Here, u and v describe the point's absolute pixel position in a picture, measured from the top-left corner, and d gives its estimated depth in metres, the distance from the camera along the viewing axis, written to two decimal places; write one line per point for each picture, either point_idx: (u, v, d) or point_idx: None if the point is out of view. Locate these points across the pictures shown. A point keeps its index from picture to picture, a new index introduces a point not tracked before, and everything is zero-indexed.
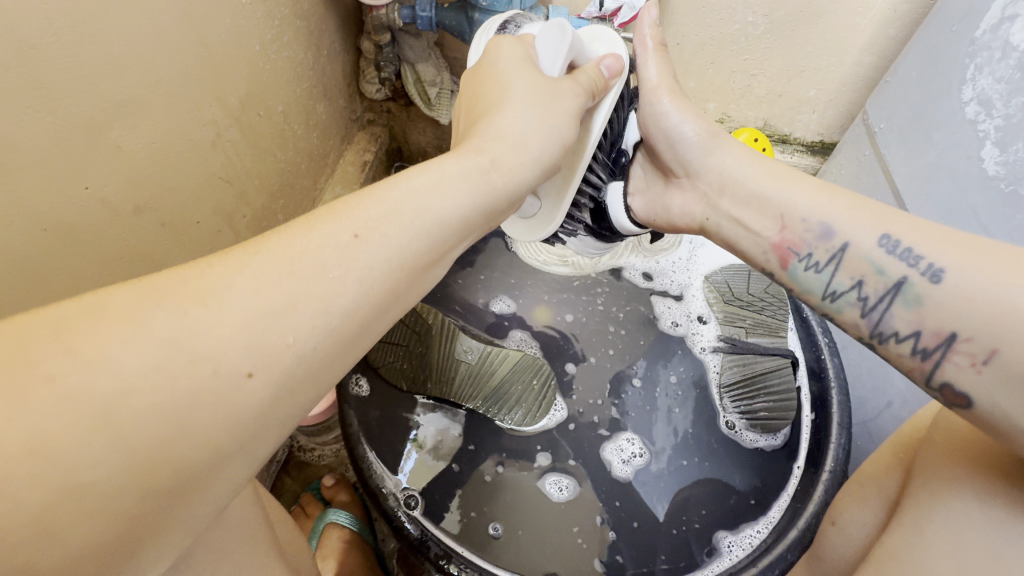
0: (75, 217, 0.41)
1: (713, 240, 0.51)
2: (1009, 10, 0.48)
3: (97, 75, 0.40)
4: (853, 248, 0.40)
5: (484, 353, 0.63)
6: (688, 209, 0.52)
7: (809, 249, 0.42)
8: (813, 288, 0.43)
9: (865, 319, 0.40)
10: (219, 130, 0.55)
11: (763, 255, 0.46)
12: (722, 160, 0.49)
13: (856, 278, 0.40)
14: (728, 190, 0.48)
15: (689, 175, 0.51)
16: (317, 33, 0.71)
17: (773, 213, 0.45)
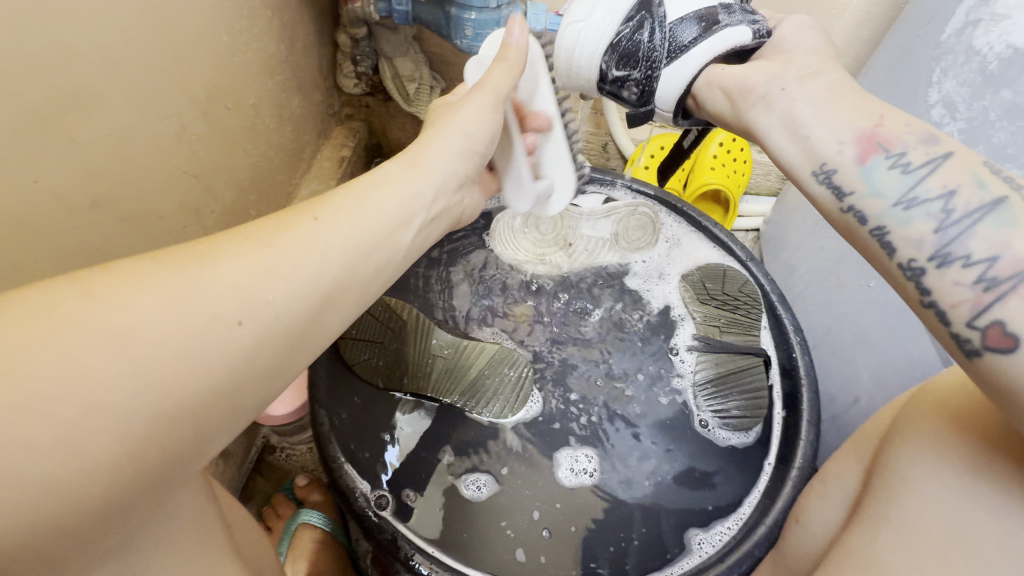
0: (24, 212, 0.39)
1: (766, 124, 0.40)
2: (974, 14, 0.49)
3: (49, 63, 0.38)
4: (955, 160, 0.33)
5: (460, 347, 0.63)
6: (762, 79, 0.41)
7: (902, 146, 0.34)
8: (883, 192, 0.34)
9: (937, 234, 0.32)
10: (184, 123, 0.53)
11: (836, 143, 0.36)
12: (823, 57, 0.41)
13: (949, 186, 0.32)
14: (841, 79, 0.39)
15: (783, 57, 0.42)
16: (290, 25, 0.69)
17: (875, 106, 0.36)
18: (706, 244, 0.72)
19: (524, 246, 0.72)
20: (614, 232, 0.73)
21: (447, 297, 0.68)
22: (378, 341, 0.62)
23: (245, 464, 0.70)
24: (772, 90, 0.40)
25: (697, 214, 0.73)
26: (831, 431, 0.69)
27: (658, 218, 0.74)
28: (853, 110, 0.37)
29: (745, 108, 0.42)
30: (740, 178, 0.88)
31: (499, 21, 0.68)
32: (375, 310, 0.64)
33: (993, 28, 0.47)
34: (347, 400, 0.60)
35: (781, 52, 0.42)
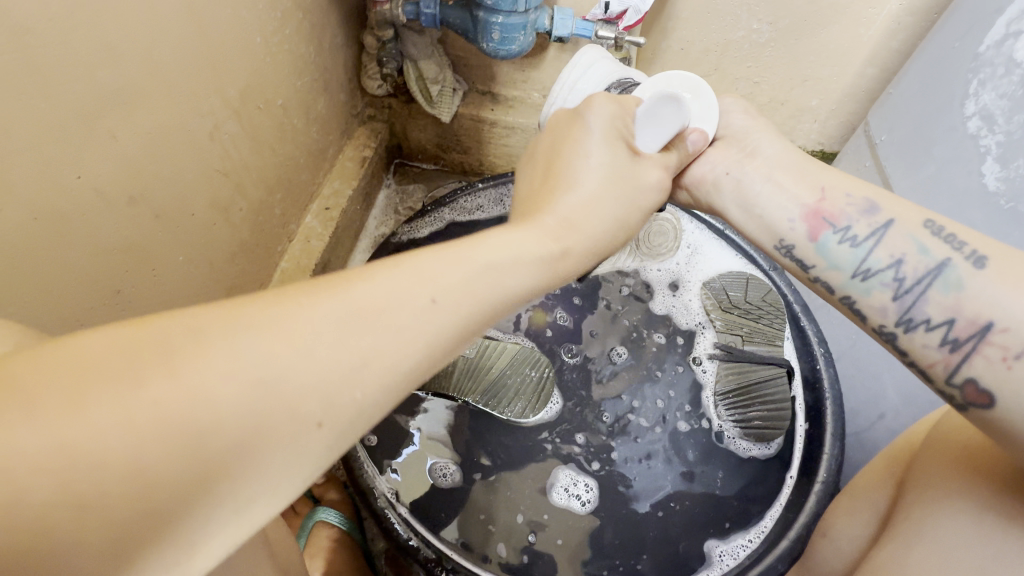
0: (65, 207, 0.40)
1: (723, 205, 0.47)
2: (1016, 25, 0.48)
3: (92, 62, 0.39)
4: (897, 226, 0.39)
5: (483, 347, 0.63)
6: (709, 166, 0.48)
7: (846, 220, 0.40)
8: (839, 264, 0.40)
9: (896, 301, 0.37)
10: (217, 122, 0.54)
11: (787, 223, 0.43)
12: (764, 131, 0.46)
13: (895, 255, 0.38)
14: (776, 156, 0.45)
15: (722, 142, 0.48)
16: (318, 27, 0.70)
17: (815, 183, 0.43)
18: (729, 252, 0.71)
19: None
20: (636, 238, 0.73)
21: None
22: None
23: None
24: (719, 174, 0.47)
25: (719, 222, 0.72)
26: (854, 445, 0.68)
27: (680, 224, 0.73)
28: (789, 190, 0.44)
29: (703, 195, 0.49)
30: None
31: (526, 25, 0.68)
32: None
33: None
34: None
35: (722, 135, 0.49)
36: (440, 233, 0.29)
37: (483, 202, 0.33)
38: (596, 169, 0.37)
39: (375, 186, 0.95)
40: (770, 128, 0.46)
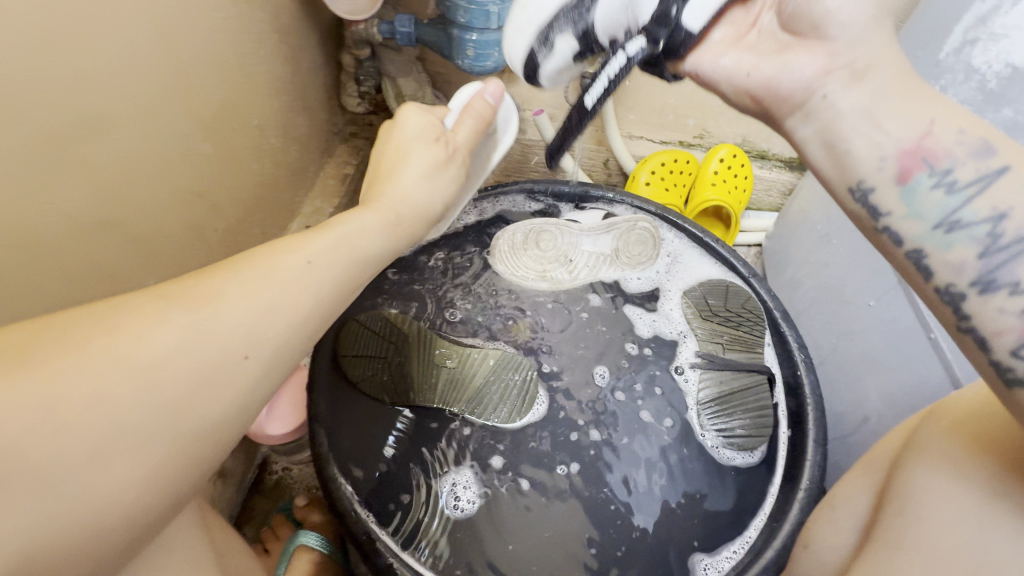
0: (32, 234, 0.39)
1: (802, 135, 0.34)
2: (972, 32, 0.49)
3: (61, 87, 0.39)
4: (1014, 174, 0.29)
5: (464, 357, 0.63)
6: (782, 84, 0.34)
7: (950, 161, 0.30)
8: (923, 214, 0.31)
9: (981, 261, 0.29)
10: (192, 144, 0.54)
11: (876, 160, 0.31)
12: (880, 17, 0.31)
13: (1000, 208, 0.29)
14: (874, 67, 0.31)
15: (810, 34, 0.33)
16: (295, 47, 0.71)
17: (928, 105, 0.31)
18: (708, 260, 0.72)
19: (525, 264, 0.72)
20: (615, 248, 0.73)
21: (447, 307, 0.68)
22: (381, 356, 0.62)
23: (243, 483, 0.70)
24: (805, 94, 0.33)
25: (697, 229, 0.73)
26: (839, 451, 0.67)
27: (658, 233, 0.74)
28: (893, 126, 0.31)
29: (777, 113, 0.36)
30: (738, 195, 0.90)
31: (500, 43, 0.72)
32: (374, 325, 0.64)
33: None
34: (349, 415, 0.59)
35: (821, 23, 0.32)
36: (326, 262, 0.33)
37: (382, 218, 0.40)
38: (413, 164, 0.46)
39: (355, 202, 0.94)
40: (876, 22, 0.31)
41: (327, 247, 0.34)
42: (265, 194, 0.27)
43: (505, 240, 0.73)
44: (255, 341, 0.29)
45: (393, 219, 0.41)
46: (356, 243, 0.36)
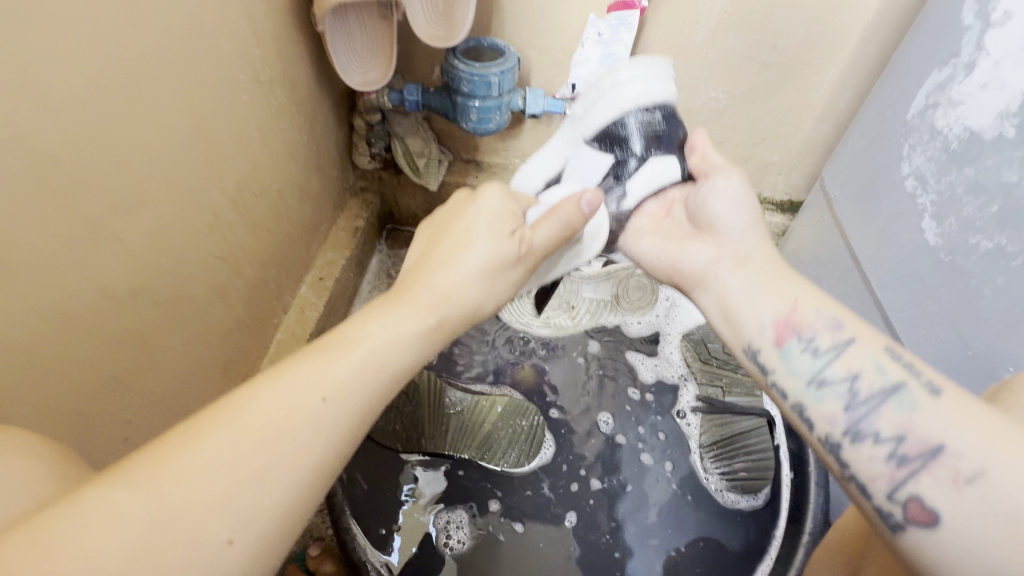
0: (76, 308, 0.42)
1: (704, 303, 0.47)
2: (933, 97, 0.53)
3: (102, 174, 0.43)
4: (858, 345, 0.38)
5: (474, 404, 0.65)
6: (698, 262, 0.48)
7: (812, 331, 0.40)
8: (798, 371, 0.40)
9: (846, 413, 0.37)
10: (217, 213, 0.59)
11: (758, 327, 0.42)
12: (749, 235, 0.46)
13: (853, 370, 0.37)
14: (761, 284, 0.43)
15: (712, 234, 0.48)
16: (311, 116, 0.77)
17: (789, 291, 0.42)
18: None
19: (528, 310, 0.75)
20: (615, 294, 0.77)
21: (459, 352, 0.72)
22: (392, 405, 0.64)
23: None
24: (707, 273, 0.47)
25: None
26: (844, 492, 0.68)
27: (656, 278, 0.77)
28: (766, 304, 0.42)
29: (687, 286, 0.49)
30: None
31: (500, 107, 0.78)
32: None
33: (949, 112, 0.50)
34: (363, 462, 0.61)
35: (716, 227, 0.47)
36: (341, 371, 0.34)
37: (422, 320, 0.40)
38: (466, 269, 0.43)
39: (366, 252, 0.98)
40: (749, 238, 0.46)
41: (341, 379, 0.34)
42: (313, 386, 0.33)
43: None
44: (333, 390, 0.33)
45: (428, 318, 0.40)
46: (380, 356, 0.36)
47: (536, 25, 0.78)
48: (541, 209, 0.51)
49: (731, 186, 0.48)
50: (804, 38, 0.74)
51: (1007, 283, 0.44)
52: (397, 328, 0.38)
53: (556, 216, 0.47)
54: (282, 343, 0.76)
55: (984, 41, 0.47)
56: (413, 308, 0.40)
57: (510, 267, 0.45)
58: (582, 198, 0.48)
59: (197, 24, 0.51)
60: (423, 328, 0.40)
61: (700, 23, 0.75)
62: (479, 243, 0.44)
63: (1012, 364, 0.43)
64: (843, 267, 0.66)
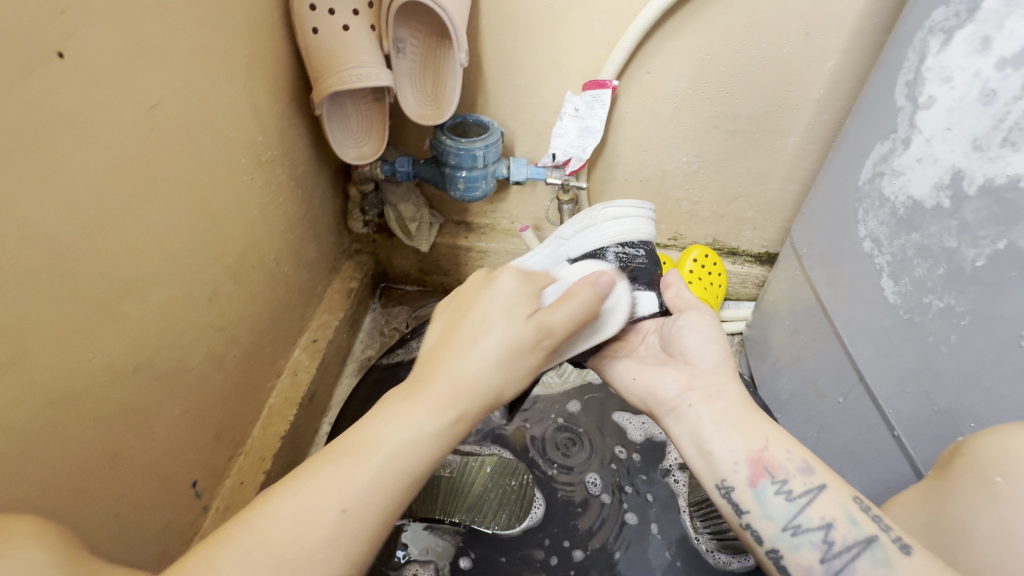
0: (79, 387, 0.45)
1: (676, 431, 0.45)
2: (878, 167, 0.57)
3: (114, 261, 0.46)
4: (829, 493, 0.39)
5: (464, 466, 0.66)
6: (672, 391, 0.47)
7: (784, 473, 0.40)
8: (773, 514, 0.39)
9: (823, 564, 0.37)
10: (217, 286, 0.61)
11: (732, 463, 0.41)
12: (722, 375, 0.46)
13: (826, 518, 0.38)
14: (739, 407, 0.44)
15: (688, 367, 0.48)
16: (308, 189, 0.81)
17: (760, 429, 0.42)
18: None
19: None
20: None
21: None
22: None
23: None
24: (680, 402, 0.46)
25: None
26: None
27: None
28: (738, 422, 0.43)
29: (659, 412, 0.47)
30: (715, 288, 0.97)
31: (486, 176, 0.83)
32: None
33: (894, 180, 0.55)
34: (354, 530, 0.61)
35: (693, 362, 0.48)
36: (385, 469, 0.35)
37: (440, 416, 0.38)
38: (490, 348, 0.42)
39: (360, 311, 1.01)
40: (713, 342, 0.49)
41: (360, 490, 0.34)
42: (342, 493, 0.34)
43: None
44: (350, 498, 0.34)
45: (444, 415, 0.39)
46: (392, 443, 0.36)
47: (517, 102, 0.85)
48: (558, 285, 0.50)
49: (706, 329, 0.50)
50: (764, 109, 0.81)
51: (961, 341, 0.49)
52: (417, 427, 0.37)
53: (573, 299, 0.45)
54: (275, 408, 0.77)
55: (915, 120, 0.51)
56: (432, 399, 0.39)
57: (528, 353, 0.43)
58: (601, 278, 0.46)
59: (206, 117, 0.56)
60: (441, 424, 0.38)
61: (668, 97, 0.82)
62: (499, 329, 0.43)
63: (973, 421, 0.49)
64: (816, 320, 0.69)
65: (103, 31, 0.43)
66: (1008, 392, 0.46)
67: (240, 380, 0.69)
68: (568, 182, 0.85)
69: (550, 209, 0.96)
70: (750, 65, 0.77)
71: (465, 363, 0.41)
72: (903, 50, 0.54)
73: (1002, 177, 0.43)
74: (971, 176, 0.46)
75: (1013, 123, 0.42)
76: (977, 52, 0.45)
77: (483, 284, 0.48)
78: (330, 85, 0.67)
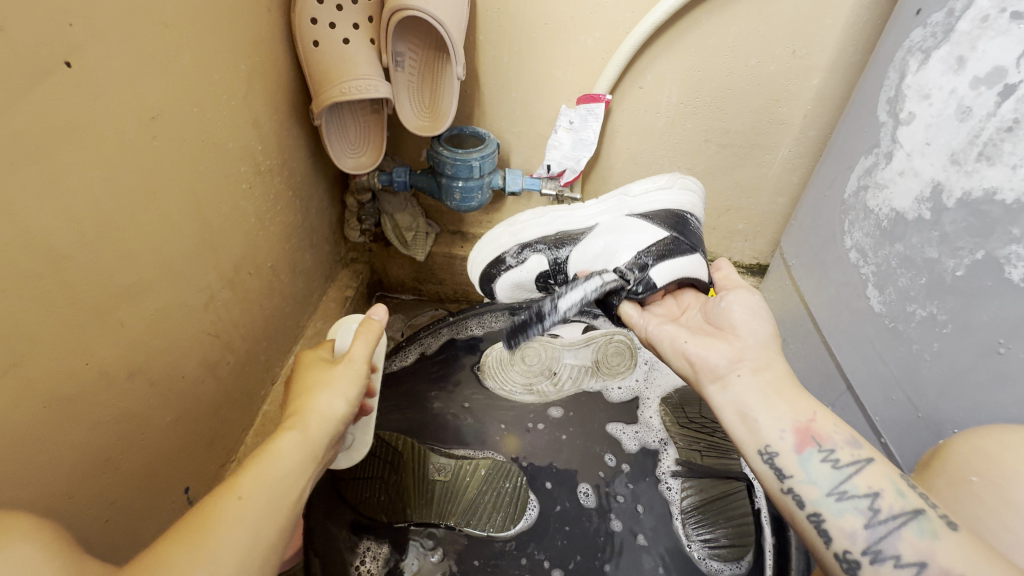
0: (73, 391, 0.45)
1: (720, 400, 0.46)
2: (863, 180, 0.59)
3: (110, 267, 0.47)
4: (876, 466, 0.39)
5: (457, 469, 0.68)
6: (721, 359, 0.47)
7: (832, 444, 0.40)
8: (817, 481, 0.40)
9: (867, 530, 0.37)
10: (212, 293, 0.62)
11: (778, 430, 0.42)
12: (769, 350, 0.47)
13: (874, 488, 0.38)
14: (788, 376, 0.45)
15: (735, 338, 0.49)
16: (306, 197, 0.82)
17: (806, 402, 0.43)
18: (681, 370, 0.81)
19: (513, 377, 0.80)
20: (596, 359, 0.82)
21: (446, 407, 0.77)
22: (378, 476, 0.66)
23: None
24: (727, 371, 0.46)
25: None
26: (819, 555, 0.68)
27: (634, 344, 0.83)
28: (785, 390, 0.44)
29: (704, 378, 0.48)
30: None
31: (482, 186, 0.84)
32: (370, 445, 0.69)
33: (878, 193, 0.56)
34: (351, 533, 0.63)
35: (739, 335, 0.49)
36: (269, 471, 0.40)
37: (301, 433, 0.43)
38: (330, 385, 0.47)
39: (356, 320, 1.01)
40: (759, 315, 0.51)
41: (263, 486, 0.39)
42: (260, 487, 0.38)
43: (495, 358, 0.83)
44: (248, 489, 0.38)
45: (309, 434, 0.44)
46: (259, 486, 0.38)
47: (512, 115, 0.86)
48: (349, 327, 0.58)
49: (753, 306, 0.52)
50: (753, 124, 0.83)
51: (942, 349, 0.50)
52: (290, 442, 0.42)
53: (362, 337, 0.51)
54: (268, 415, 0.77)
55: (897, 135, 0.53)
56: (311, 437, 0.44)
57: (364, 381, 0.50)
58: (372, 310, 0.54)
59: (208, 126, 0.57)
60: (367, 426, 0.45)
61: (660, 112, 0.84)
62: (346, 384, 0.48)
63: (955, 427, 0.49)
64: (804, 329, 0.70)
65: (106, 42, 0.44)
66: (982, 399, 0.47)
67: (234, 387, 0.69)
68: (562, 192, 0.87)
69: None
70: (739, 82, 0.79)
71: (324, 398, 0.46)
72: (885, 68, 0.56)
73: (978, 190, 0.45)
74: (950, 189, 0.47)
75: (987, 139, 0.44)
76: (953, 71, 0.47)
77: (314, 360, 0.52)
78: (329, 96, 0.69)
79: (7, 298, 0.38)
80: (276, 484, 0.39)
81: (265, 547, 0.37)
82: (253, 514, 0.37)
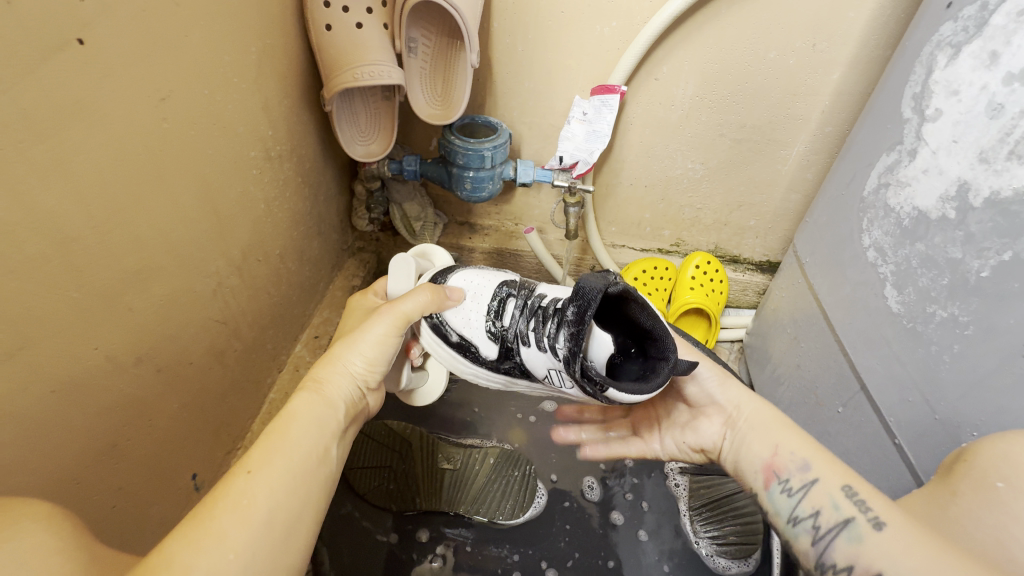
0: (81, 375, 0.44)
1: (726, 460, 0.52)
2: (883, 178, 0.58)
3: (119, 250, 0.46)
4: (820, 485, 0.43)
5: (468, 456, 0.68)
6: (711, 431, 0.53)
7: (787, 474, 0.45)
8: (780, 510, 0.45)
9: (814, 547, 0.42)
10: (221, 279, 0.61)
11: (752, 472, 0.48)
12: (732, 402, 0.52)
13: (815, 507, 0.43)
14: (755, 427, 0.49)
15: (711, 406, 0.54)
16: (315, 184, 0.81)
17: (767, 440, 0.48)
18: None
19: None
20: None
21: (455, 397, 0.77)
22: (386, 465, 0.66)
23: None
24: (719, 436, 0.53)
25: None
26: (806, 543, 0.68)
27: None
28: (754, 440, 0.49)
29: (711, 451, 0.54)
30: (717, 292, 0.98)
31: (493, 176, 0.83)
32: (378, 434, 0.69)
33: (900, 191, 0.55)
34: (361, 518, 0.63)
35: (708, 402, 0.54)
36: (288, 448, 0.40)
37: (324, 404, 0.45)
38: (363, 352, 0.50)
39: None
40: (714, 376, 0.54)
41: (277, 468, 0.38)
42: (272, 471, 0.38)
43: None
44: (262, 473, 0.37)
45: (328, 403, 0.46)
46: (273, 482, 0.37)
47: (525, 104, 0.85)
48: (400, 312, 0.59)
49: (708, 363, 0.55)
50: (770, 118, 0.82)
51: (963, 350, 0.49)
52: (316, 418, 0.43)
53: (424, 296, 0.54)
54: (275, 403, 0.76)
55: (922, 132, 0.52)
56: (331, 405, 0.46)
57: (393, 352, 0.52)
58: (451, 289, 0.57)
59: (218, 108, 0.56)
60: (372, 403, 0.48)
61: (675, 105, 0.83)
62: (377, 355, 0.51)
63: (974, 430, 0.49)
64: (817, 328, 0.70)
65: (116, 21, 0.43)
66: (1006, 403, 0.46)
67: (240, 374, 0.69)
68: (574, 184, 0.85)
69: (556, 212, 0.96)
70: (756, 75, 0.78)
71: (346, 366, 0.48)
72: (911, 63, 0.55)
73: (1007, 189, 0.44)
74: (977, 187, 0.46)
75: (1019, 137, 0.43)
76: (984, 66, 0.46)
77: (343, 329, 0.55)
78: (340, 81, 0.68)
79: (11, 280, 0.38)
80: (298, 442, 0.41)
81: (283, 528, 0.36)
82: (264, 488, 0.36)
